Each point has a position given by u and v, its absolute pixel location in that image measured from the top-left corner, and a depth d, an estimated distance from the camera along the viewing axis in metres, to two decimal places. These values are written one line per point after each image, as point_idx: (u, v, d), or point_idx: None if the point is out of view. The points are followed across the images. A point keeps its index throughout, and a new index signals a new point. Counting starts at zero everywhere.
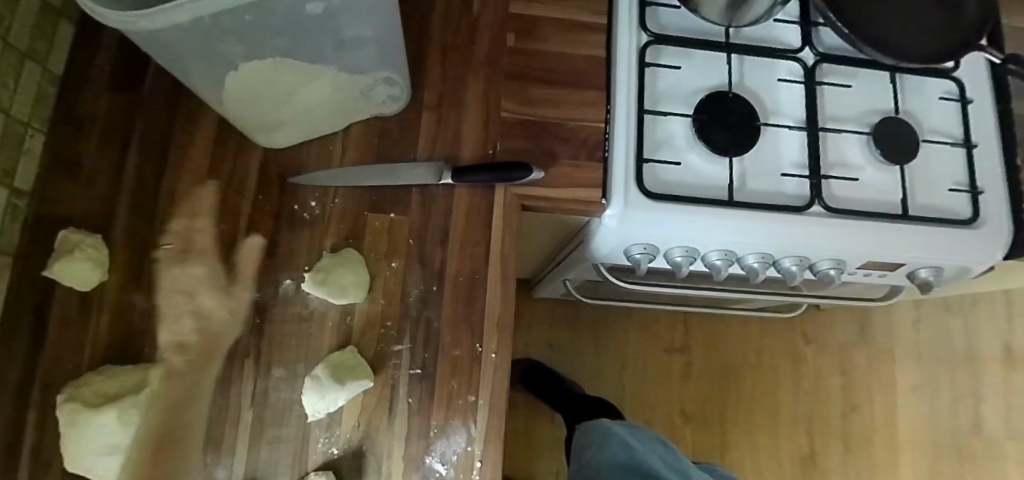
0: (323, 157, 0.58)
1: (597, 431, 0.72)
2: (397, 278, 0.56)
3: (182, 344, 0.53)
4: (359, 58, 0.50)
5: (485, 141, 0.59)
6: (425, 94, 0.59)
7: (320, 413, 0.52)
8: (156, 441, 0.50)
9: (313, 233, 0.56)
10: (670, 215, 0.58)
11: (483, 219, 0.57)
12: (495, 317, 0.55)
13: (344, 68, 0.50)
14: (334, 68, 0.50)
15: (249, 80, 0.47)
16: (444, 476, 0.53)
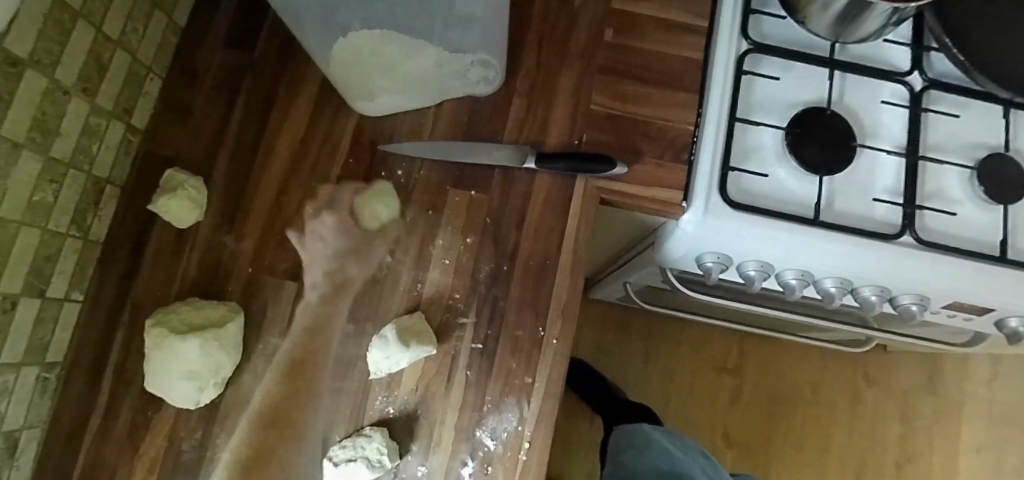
0: (414, 128, 0.59)
1: (636, 440, 0.70)
2: (471, 253, 0.57)
3: (262, 289, 0.56)
4: (463, 37, 0.51)
5: (572, 130, 0.59)
6: (519, 78, 0.60)
7: (382, 371, 0.54)
8: (228, 375, 0.54)
9: (395, 200, 0.58)
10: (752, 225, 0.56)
11: (560, 206, 0.57)
12: (561, 303, 0.56)
13: (447, 47, 0.52)
14: (439, 46, 0.51)
15: (359, 46, 0.49)
16: (493, 452, 0.53)
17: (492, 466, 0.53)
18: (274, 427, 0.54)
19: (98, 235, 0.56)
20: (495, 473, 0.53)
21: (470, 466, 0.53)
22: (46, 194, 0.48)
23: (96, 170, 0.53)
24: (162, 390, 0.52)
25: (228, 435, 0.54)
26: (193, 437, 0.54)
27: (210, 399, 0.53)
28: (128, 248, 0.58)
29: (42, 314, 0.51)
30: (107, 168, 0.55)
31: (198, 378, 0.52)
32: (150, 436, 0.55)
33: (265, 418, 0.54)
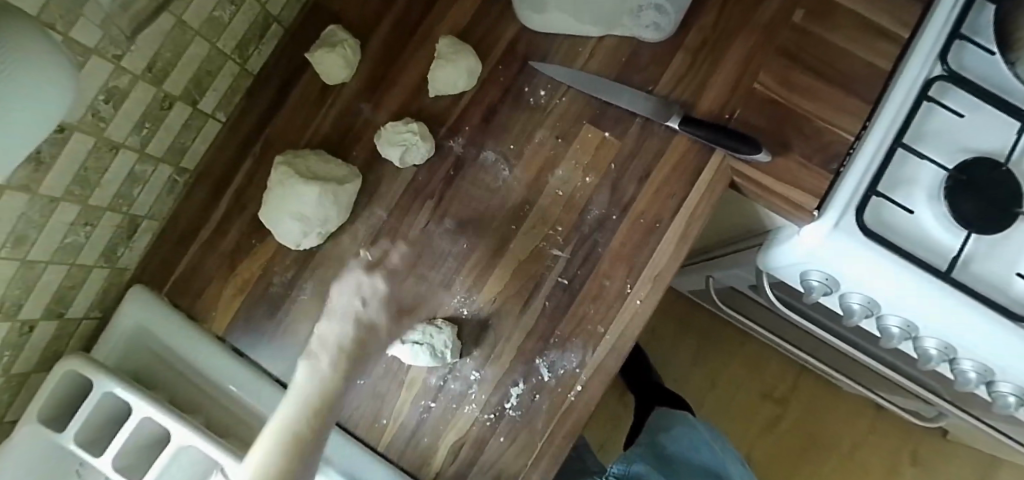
0: (570, 54, 0.58)
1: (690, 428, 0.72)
2: (585, 192, 0.56)
3: (381, 163, 0.58)
4: None
5: (725, 103, 0.56)
6: (689, 35, 0.58)
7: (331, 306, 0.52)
8: (331, 231, 0.56)
9: (530, 118, 0.57)
10: (879, 258, 0.52)
11: (688, 174, 0.56)
12: (657, 269, 0.55)
13: None
14: None
15: None
16: (545, 382, 0.55)
17: (540, 394, 0.54)
18: None
19: (253, 67, 0.60)
20: (541, 402, 0.54)
21: (519, 387, 0.55)
22: (224, 13, 0.51)
23: (269, 4, 0.56)
24: (271, 222, 0.56)
25: (315, 283, 0.58)
26: (285, 275, 0.58)
27: (309, 246, 0.57)
28: (274, 86, 0.61)
29: (189, 122, 0.56)
30: (278, 6, 0.58)
31: (306, 224, 0.55)
32: (246, 262, 0.59)
33: None
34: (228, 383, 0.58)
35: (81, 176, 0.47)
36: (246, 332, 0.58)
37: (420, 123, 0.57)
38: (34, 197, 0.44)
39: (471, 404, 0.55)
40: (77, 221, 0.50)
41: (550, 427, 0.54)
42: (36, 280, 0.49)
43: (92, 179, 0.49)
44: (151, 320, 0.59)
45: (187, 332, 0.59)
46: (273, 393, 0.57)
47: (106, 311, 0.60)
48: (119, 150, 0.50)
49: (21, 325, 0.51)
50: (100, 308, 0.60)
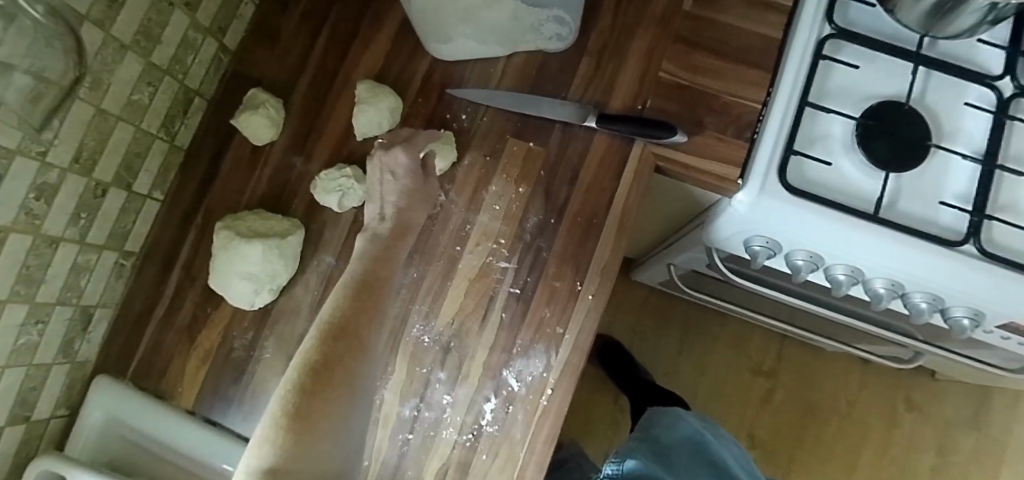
0: (483, 76, 0.61)
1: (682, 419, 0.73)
2: (521, 202, 0.58)
3: (322, 211, 0.59)
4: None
5: (637, 95, 0.59)
6: (591, 38, 0.61)
7: None
8: (283, 285, 0.57)
9: (456, 142, 0.60)
10: (806, 212, 0.54)
11: (615, 167, 0.58)
12: (602, 262, 0.56)
13: (527, 2, 0.52)
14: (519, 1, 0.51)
15: None
16: (516, 392, 0.55)
17: (513, 405, 0.55)
18: None
19: (183, 142, 0.61)
20: (515, 413, 0.55)
21: (492, 402, 0.55)
22: (143, 96, 0.53)
23: (188, 80, 0.58)
24: (221, 286, 0.56)
25: (277, 339, 0.58)
26: (246, 337, 0.59)
27: (263, 303, 0.57)
28: (207, 157, 0.62)
29: (127, 205, 0.57)
30: (198, 81, 0.60)
31: (256, 283, 0.56)
32: (205, 332, 0.59)
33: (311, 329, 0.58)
34: (204, 457, 0.57)
35: (23, 276, 0.48)
36: (216, 400, 0.59)
37: (354, 166, 0.58)
38: None
39: (448, 429, 0.56)
40: (27, 321, 0.50)
41: (529, 436, 0.55)
42: None
43: (36, 277, 0.49)
44: (119, 408, 0.59)
45: (158, 412, 0.58)
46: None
47: (73, 407, 0.60)
48: (59, 244, 0.51)
49: None
50: (66, 405, 0.59)
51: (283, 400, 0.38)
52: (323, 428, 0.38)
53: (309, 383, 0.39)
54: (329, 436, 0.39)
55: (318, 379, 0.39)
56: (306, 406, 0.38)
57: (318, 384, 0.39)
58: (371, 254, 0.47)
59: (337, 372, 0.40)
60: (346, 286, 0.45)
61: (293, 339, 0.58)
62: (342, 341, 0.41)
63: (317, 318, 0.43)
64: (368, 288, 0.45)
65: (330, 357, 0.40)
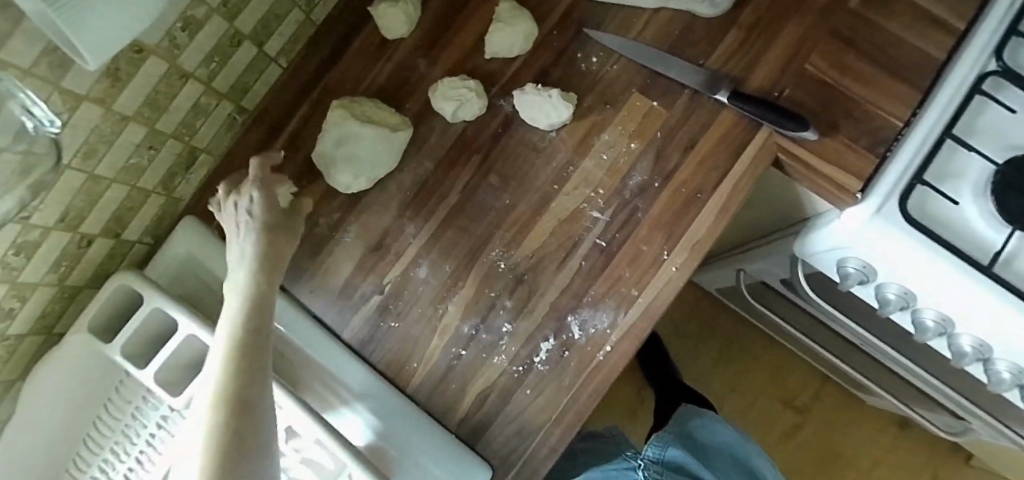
0: (624, 24, 0.59)
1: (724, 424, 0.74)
2: (629, 158, 0.57)
3: (432, 117, 0.60)
4: None
5: (776, 81, 0.57)
6: (744, 13, 0.58)
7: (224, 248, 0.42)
8: (381, 176, 0.58)
9: (581, 83, 0.59)
10: (916, 248, 0.51)
11: (733, 149, 0.56)
12: (695, 238, 0.55)
13: None
14: None
15: None
16: (575, 340, 0.55)
17: (569, 351, 0.55)
18: (399, 237, 0.59)
19: (316, 17, 0.62)
20: (570, 359, 0.55)
21: (549, 343, 0.56)
22: None
23: None
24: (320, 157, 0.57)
25: (360, 226, 0.59)
26: (331, 217, 0.60)
27: (357, 190, 0.58)
28: (334, 38, 0.63)
29: (253, 62, 0.59)
30: None
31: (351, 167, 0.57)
32: None
33: (394, 226, 0.59)
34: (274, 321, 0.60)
35: (151, 100, 0.50)
36: (289, 268, 0.60)
37: (477, 81, 0.58)
38: (109, 111, 0.47)
39: (501, 356, 0.56)
40: (143, 143, 0.53)
41: (576, 386, 0.55)
42: (99, 196, 0.52)
43: (160, 104, 0.51)
44: (200, 250, 0.61)
45: None
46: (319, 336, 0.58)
47: (158, 238, 0.63)
48: (188, 80, 0.53)
49: (81, 236, 0.54)
50: (153, 235, 0.62)
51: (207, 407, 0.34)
52: (237, 433, 0.34)
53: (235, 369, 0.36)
54: (253, 436, 0.35)
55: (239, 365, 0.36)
56: (218, 438, 0.33)
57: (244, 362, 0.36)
58: (252, 260, 0.41)
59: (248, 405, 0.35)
60: (234, 315, 0.38)
61: (375, 231, 0.59)
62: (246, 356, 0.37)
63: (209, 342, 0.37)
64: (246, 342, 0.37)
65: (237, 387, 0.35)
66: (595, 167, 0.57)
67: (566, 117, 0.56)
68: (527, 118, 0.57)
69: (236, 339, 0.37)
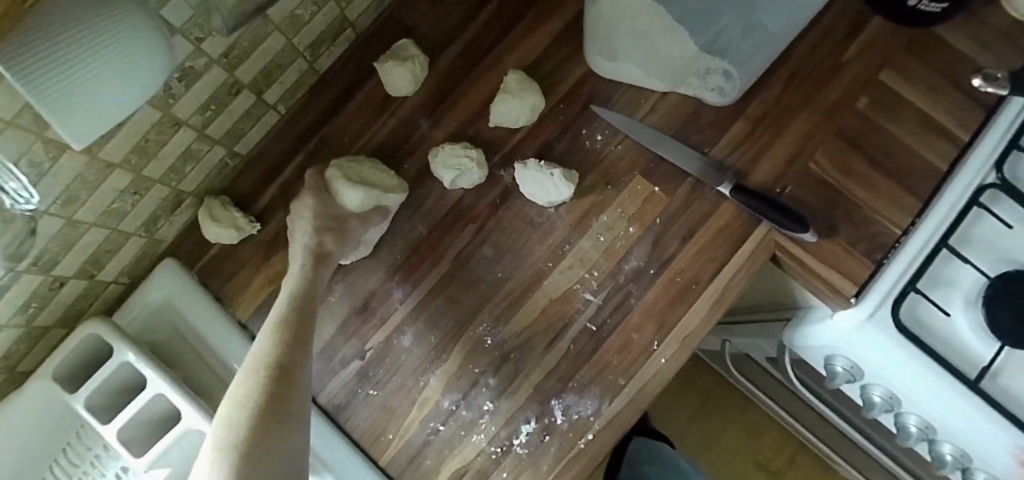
0: (632, 105, 0.59)
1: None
2: (627, 242, 0.56)
3: (430, 181, 0.58)
4: None
5: (778, 177, 0.57)
6: (751, 106, 0.58)
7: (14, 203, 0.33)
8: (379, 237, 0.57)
9: (584, 160, 0.58)
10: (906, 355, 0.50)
11: (732, 242, 0.56)
12: (686, 330, 0.55)
13: None
14: None
15: None
16: (558, 424, 0.54)
17: (550, 436, 0.54)
18: (386, 301, 0.57)
19: (321, 67, 0.61)
20: (550, 444, 0.54)
21: (530, 426, 0.54)
22: (305, 12, 0.52)
23: (348, 10, 0.57)
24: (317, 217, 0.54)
25: (346, 286, 0.58)
26: None
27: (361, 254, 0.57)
28: (337, 89, 0.61)
29: (252, 110, 0.57)
30: (356, 14, 0.58)
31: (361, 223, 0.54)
32: (281, 255, 0.59)
33: (382, 289, 0.57)
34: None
35: (140, 147, 0.48)
36: None
37: (479, 150, 0.57)
38: (93, 159, 0.44)
39: (480, 435, 0.55)
40: (127, 188, 0.50)
41: (555, 472, 0.53)
42: (76, 240, 0.50)
43: (149, 151, 0.49)
44: (178, 297, 0.59)
45: (217, 316, 0.59)
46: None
47: (135, 279, 0.60)
48: (181, 127, 0.50)
49: (54, 279, 0.51)
50: (130, 275, 0.60)
51: (235, 416, 0.39)
52: (278, 431, 0.39)
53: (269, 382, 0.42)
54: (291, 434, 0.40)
55: (275, 378, 0.42)
56: (264, 402, 0.40)
57: (279, 378, 0.42)
58: (287, 303, 0.49)
59: (279, 406, 0.41)
60: (270, 331, 0.46)
61: (362, 292, 0.58)
62: (281, 376, 0.42)
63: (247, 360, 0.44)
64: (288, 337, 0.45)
65: (268, 393, 0.41)
66: (592, 248, 0.56)
67: (566, 196, 0.55)
68: (527, 193, 0.56)
69: (275, 344, 0.45)
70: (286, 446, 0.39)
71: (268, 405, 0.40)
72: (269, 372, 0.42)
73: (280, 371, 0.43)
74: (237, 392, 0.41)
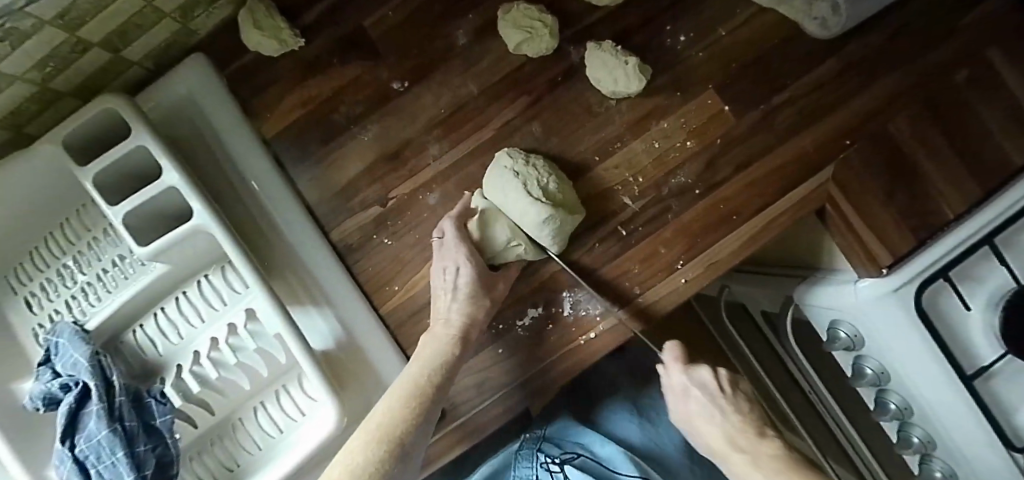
0: (725, 12, 0.54)
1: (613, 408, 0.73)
2: (680, 155, 0.54)
3: (494, 40, 0.54)
4: None
5: (850, 128, 0.54)
6: (848, 47, 0.54)
7: None
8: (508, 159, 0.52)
9: (659, 60, 0.54)
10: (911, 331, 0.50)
11: (784, 183, 0.54)
12: (714, 256, 0.53)
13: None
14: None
15: None
16: (564, 316, 0.54)
17: (553, 325, 0.54)
18: (420, 153, 0.54)
19: None
20: (551, 332, 0.54)
21: (536, 311, 0.55)
22: None
23: None
24: (447, 219, 0.51)
25: (381, 128, 0.55)
26: (354, 109, 0.55)
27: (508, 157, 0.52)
28: None
29: None
30: None
31: (464, 257, 0.50)
32: (319, 79, 0.55)
33: (417, 141, 0.54)
34: (270, 207, 0.55)
35: None
36: (293, 147, 0.55)
37: (554, 18, 0.52)
38: None
39: None
40: None
41: (550, 359, 0.54)
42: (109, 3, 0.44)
43: None
44: (202, 95, 0.55)
45: (240, 127, 0.55)
46: (306, 232, 0.55)
47: (159, 67, 0.56)
48: None
49: (77, 41, 0.46)
50: (154, 61, 0.55)
51: (372, 430, 0.44)
52: (405, 443, 0.44)
53: (410, 409, 0.45)
54: (415, 436, 0.45)
55: (414, 394, 0.46)
56: (406, 419, 0.45)
57: (420, 404, 0.46)
58: (467, 292, 0.50)
59: (416, 408, 0.45)
60: (433, 353, 0.48)
61: (396, 138, 0.55)
62: (409, 389, 0.46)
63: (401, 385, 0.47)
64: (444, 356, 0.48)
65: (409, 419, 0.45)
66: (644, 153, 0.54)
67: (636, 91, 0.51)
68: (593, 78, 0.53)
69: (430, 372, 0.47)
70: (415, 440, 0.45)
71: (399, 415, 0.45)
72: (413, 403, 0.46)
73: (422, 382, 0.47)
74: (379, 410, 0.45)
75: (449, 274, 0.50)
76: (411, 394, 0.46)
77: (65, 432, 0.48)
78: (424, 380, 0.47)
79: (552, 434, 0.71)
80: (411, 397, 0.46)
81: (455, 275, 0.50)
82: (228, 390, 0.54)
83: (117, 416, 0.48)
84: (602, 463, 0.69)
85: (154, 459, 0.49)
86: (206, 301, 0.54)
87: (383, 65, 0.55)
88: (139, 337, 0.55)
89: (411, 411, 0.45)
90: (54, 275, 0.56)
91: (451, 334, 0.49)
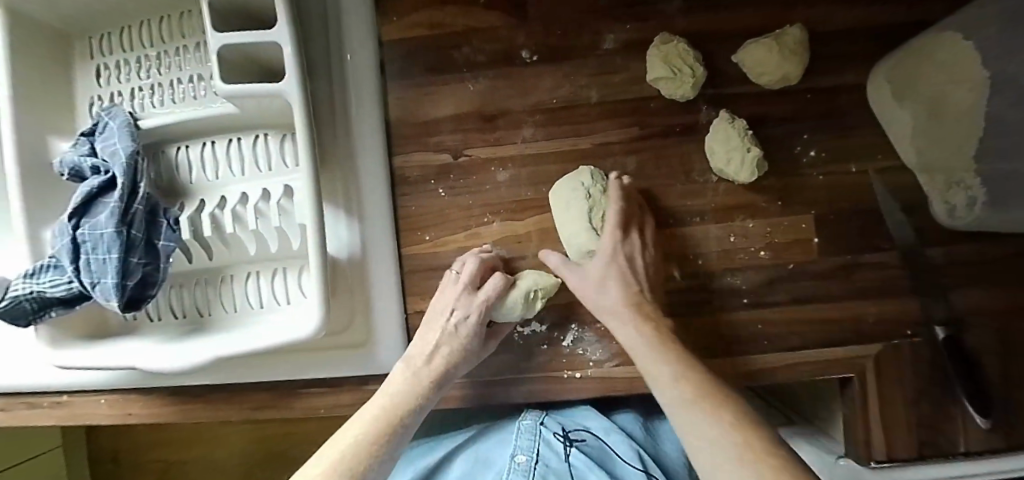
0: (866, 152, 0.51)
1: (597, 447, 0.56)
2: (748, 260, 0.52)
3: (638, 62, 0.51)
4: None
5: (919, 321, 0.52)
6: (961, 245, 0.52)
7: None
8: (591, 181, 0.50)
9: (779, 163, 0.52)
10: None
11: (826, 336, 0.52)
12: (725, 366, 0.53)
13: None
14: None
15: None
16: (561, 344, 0.54)
17: (548, 347, 0.54)
18: (513, 129, 0.53)
19: None
20: (543, 352, 0.54)
21: (539, 327, 0.54)
22: None
23: None
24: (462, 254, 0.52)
25: (490, 87, 0.53)
26: (474, 56, 0.53)
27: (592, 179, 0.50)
28: None
29: None
30: None
31: (458, 299, 0.49)
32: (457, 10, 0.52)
33: (517, 116, 0.53)
34: (352, 104, 0.53)
35: None
36: (400, 60, 0.53)
37: (705, 70, 0.50)
38: None
39: None
40: None
41: (528, 374, 0.54)
42: None
43: None
44: None
45: (363, 14, 0.52)
46: (372, 145, 0.54)
47: None
48: None
49: None
50: None
51: (336, 455, 0.43)
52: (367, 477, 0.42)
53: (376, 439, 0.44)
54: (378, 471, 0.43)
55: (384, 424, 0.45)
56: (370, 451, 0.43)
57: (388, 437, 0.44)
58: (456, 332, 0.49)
59: (383, 439, 0.44)
60: (410, 383, 0.47)
61: (499, 104, 0.53)
62: (379, 419, 0.45)
63: (374, 411, 0.45)
64: (414, 396, 0.47)
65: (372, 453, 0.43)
66: (717, 239, 0.52)
67: (741, 180, 0.50)
68: (709, 146, 0.51)
69: (403, 403, 0.46)
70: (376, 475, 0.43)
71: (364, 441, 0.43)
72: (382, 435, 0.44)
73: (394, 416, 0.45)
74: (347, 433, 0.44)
75: (441, 310, 0.50)
76: (381, 428, 0.44)
77: (76, 210, 0.49)
78: (396, 410, 0.46)
79: (554, 414, 0.58)
80: (381, 427, 0.44)
81: (445, 314, 0.49)
82: (234, 247, 0.54)
83: (128, 221, 0.48)
84: (602, 453, 0.55)
85: (140, 274, 0.49)
86: (254, 158, 0.54)
87: (523, 28, 0.52)
88: (180, 158, 0.56)
89: (374, 438, 0.44)
90: (134, 60, 0.57)
91: (430, 372, 0.48)
